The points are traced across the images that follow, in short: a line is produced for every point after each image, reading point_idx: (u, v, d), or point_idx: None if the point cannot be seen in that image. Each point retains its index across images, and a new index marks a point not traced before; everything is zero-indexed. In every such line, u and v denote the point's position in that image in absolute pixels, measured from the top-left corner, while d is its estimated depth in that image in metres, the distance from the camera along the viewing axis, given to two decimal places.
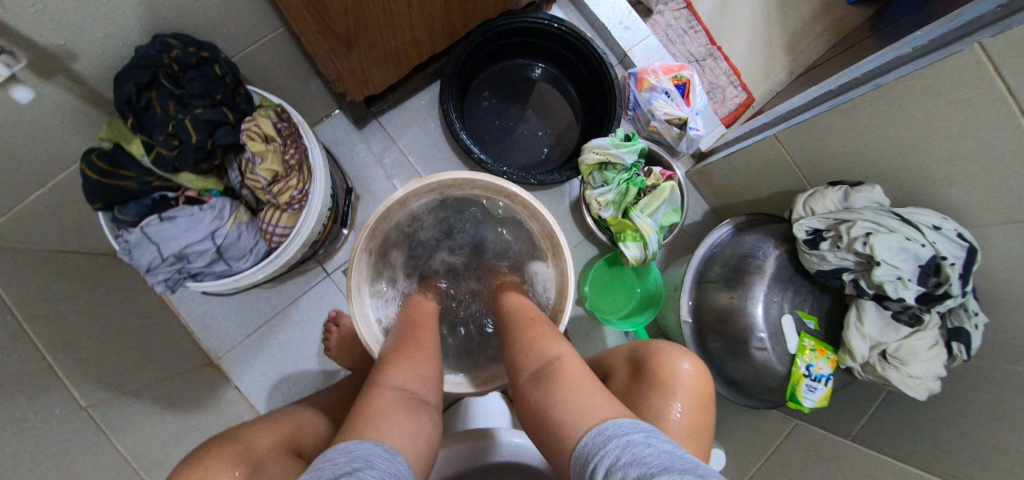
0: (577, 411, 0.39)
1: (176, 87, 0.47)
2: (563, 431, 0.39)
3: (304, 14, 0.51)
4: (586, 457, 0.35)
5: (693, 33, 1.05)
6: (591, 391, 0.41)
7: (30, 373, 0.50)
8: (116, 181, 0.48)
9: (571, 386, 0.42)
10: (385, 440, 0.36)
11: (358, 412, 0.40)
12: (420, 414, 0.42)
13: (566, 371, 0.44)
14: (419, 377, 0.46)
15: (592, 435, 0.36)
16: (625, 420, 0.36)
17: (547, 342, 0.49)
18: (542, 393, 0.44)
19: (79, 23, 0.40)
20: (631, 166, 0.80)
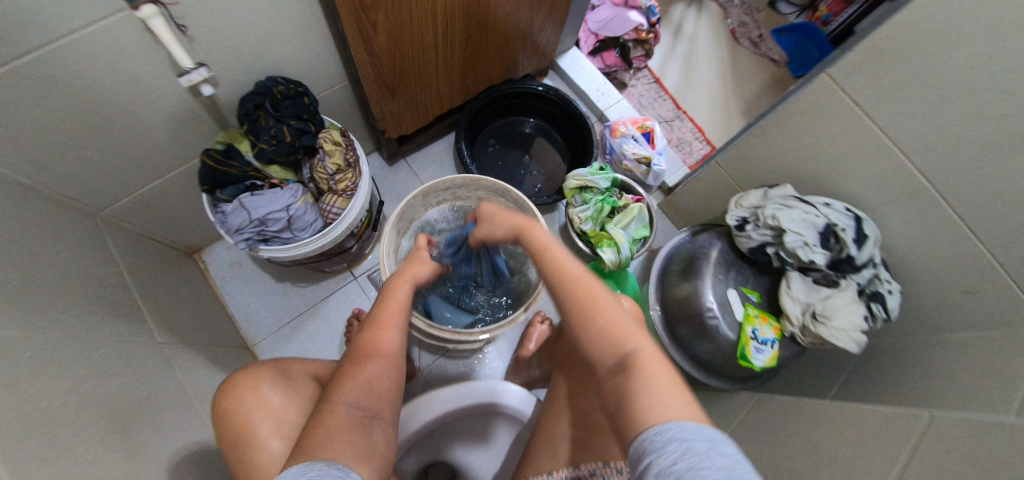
0: (649, 408, 0.35)
1: (277, 107, 0.70)
2: (626, 420, 0.36)
3: (368, 66, 0.76)
4: (640, 452, 0.33)
5: (661, 101, 1.31)
6: (668, 390, 0.37)
7: (123, 306, 0.65)
8: (226, 168, 0.69)
9: (644, 380, 0.38)
10: (337, 460, 0.41)
11: (311, 434, 0.43)
12: (372, 432, 0.47)
13: (641, 362, 0.40)
14: (366, 388, 0.50)
15: (655, 432, 0.33)
16: (690, 423, 0.34)
17: (616, 326, 0.43)
18: (613, 381, 0.40)
19: (228, 64, 0.64)
20: (605, 190, 0.99)
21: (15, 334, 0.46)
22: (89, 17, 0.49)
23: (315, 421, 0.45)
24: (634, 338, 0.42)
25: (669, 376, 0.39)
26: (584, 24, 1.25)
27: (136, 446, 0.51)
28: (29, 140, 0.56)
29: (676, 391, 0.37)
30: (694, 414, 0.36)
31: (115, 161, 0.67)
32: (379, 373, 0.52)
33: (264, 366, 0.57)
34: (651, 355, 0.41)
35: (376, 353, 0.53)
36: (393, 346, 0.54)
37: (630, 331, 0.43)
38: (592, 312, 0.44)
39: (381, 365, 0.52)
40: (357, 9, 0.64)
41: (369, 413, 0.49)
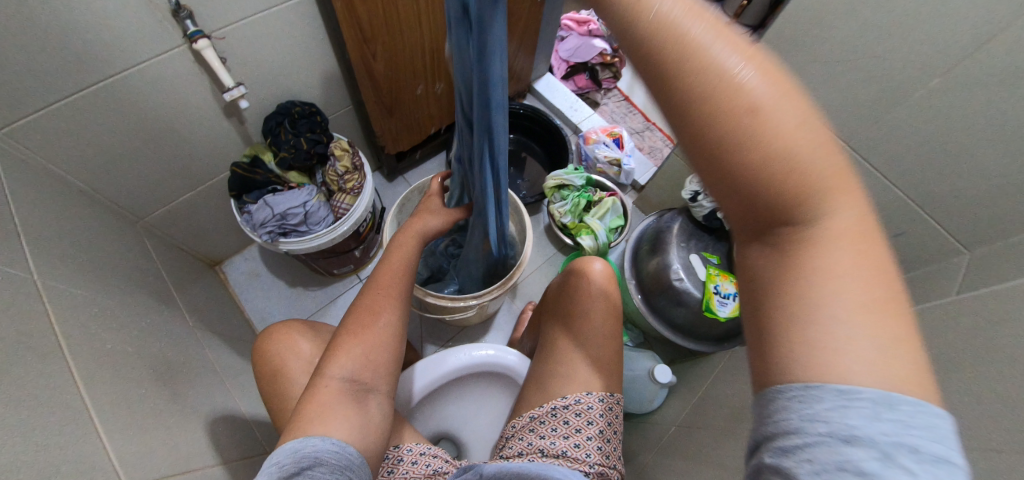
0: (821, 352, 0.23)
1: (294, 125, 0.84)
2: (782, 357, 0.25)
3: (370, 90, 0.91)
4: (769, 405, 0.25)
5: (631, 114, 1.45)
6: (867, 315, 0.23)
7: (160, 293, 0.75)
8: (252, 175, 0.82)
9: (826, 293, 0.24)
10: (332, 434, 0.44)
11: (304, 409, 0.46)
12: (368, 401, 0.49)
13: (824, 246, 0.24)
14: (360, 359, 0.51)
15: (806, 390, 0.23)
16: (872, 394, 0.22)
17: (804, 170, 0.24)
18: (774, 277, 0.26)
19: (254, 90, 0.80)
20: (581, 186, 1.11)
21: (83, 295, 0.56)
22: (148, 50, 0.64)
23: (308, 397, 0.48)
24: (824, 194, 0.24)
25: (867, 277, 0.24)
26: (555, 54, 1.41)
27: (176, 396, 0.60)
28: (94, 154, 0.69)
29: (879, 310, 0.23)
30: (907, 359, 0.22)
31: (158, 175, 0.80)
32: (366, 348, 0.52)
33: (295, 322, 0.64)
34: (846, 234, 0.24)
35: (369, 330, 0.54)
36: (383, 321, 0.55)
37: (819, 181, 0.24)
38: (760, 142, 0.24)
39: (374, 336, 0.53)
40: (361, 42, 0.79)
41: (364, 385, 0.50)
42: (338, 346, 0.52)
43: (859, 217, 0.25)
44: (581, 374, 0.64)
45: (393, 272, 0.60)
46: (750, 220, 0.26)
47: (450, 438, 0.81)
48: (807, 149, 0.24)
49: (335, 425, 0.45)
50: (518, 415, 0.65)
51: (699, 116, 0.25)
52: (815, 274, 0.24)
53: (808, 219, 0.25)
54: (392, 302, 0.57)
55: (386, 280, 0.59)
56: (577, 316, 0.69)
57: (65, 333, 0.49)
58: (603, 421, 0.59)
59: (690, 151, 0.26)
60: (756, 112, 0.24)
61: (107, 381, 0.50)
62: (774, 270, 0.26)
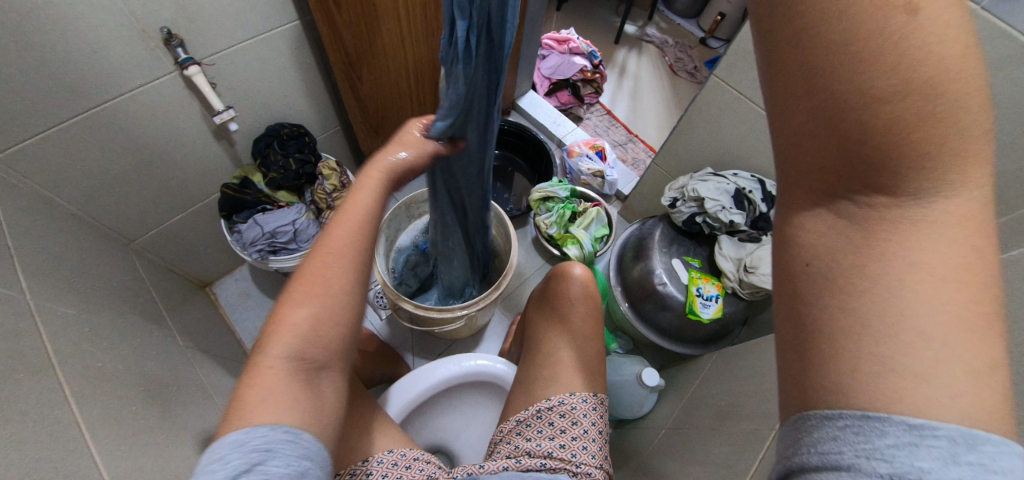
0: (891, 360, 0.22)
1: (282, 146, 0.87)
2: (829, 350, 0.24)
3: (357, 110, 0.95)
4: (815, 430, 0.23)
5: (614, 127, 1.50)
6: (960, 332, 0.21)
7: (151, 314, 0.76)
8: (242, 196, 0.84)
9: (926, 293, 0.22)
10: (285, 421, 0.40)
11: (245, 393, 0.41)
12: (320, 381, 0.44)
13: (920, 233, 0.23)
14: (307, 334, 0.44)
15: (864, 420, 0.21)
16: (952, 431, 0.20)
17: (934, 137, 0.22)
18: (850, 251, 0.25)
19: (244, 113, 0.82)
20: (565, 198, 1.14)
21: (75, 314, 0.57)
22: (141, 77, 0.67)
23: (248, 377, 0.42)
24: (946, 165, 0.23)
25: (968, 289, 0.22)
26: (538, 72, 1.46)
27: (166, 413, 0.60)
28: (86, 178, 0.71)
29: (973, 326, 0.21)
30: (995, 394, 0.21)
31: (149, 198, 0.82)
32: (316, 318, 0.45)
33: None
34: (953, 226, 0.23)
35: (321, 296, 0.45)
36: (335, 285, 0.46)
37: (932, 156, 0.23)
38: (902, 78, 0.22)
39: (318, 307, 0.45)
40: (346, 65, 0.83)
41: (315, 364, 0.44)
42: (280, 314, 0.45)
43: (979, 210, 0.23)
44: (565, 375, 0.65)
45: (347, 222, 0.50)
46: (851, 177, 0.25)
47: (444, 450, 0.81)
48: (940, 107, 0.22)
49: (287, 408, 0.40)
50: (505, 420, 0.65)
51: (827, 26, 0.23)
52: (915, 266, 0.23)
53: (911, 196, 0.23)
54: (347, 261, 0.48)
55: (339, 233, 0.49)
56: (560, 320, 0.72)
57: (57, 350, 0.50)
58: (588, 420, 0.60)
59: (791, 61, 0.26)
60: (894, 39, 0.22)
61: (97, 397, 0.50)
62: (851, 243, 0.25)
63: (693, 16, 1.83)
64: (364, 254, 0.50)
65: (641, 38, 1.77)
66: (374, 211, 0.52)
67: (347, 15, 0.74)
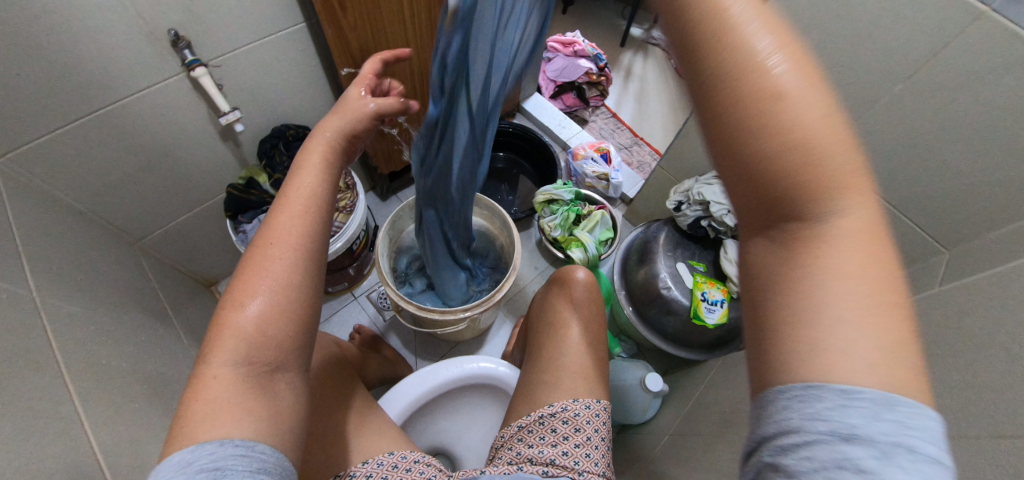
0: (824, 351, 0.24)
1: (288, 147, 0.87)
2: (779, 337, 0.26)
3: None
4: (769, 405, 0.26)
5: (619, 130, 1.49)
6: (872, 320, 0.24)
7: (157, 312, 0.77)
8: (247, 196, 0.85)
9: (844, 296, 0.25)
10: (235, 432, 0.38)
11: (189, 407, 0.39)
12: (275, 383, 0.42)
13: (829, 240, 0.26)
14: (249, 336, 0.41)
15: (806, 390, 0.24)
16: (876, 395, 0.23)
17: (825, 172, 0.26)
18: (779, 265, 0.28)
19: (251, 114, 0.83)
20: (570, 201, 1.13)
21: (82, 311, 0.58)
22: (149, 78, 0.67)
23: (193, 389, 0.40)
24: (842, 192, 0.26)
25: (882, 289, 0.25)
26: (543, 74, 1.46)
27: (169, 411, 0.60)
28: (94, 177, 0.72)
29: (887, 314, 0.25)
30: (909, 368, 0.24)
31: (156, 197, 0.83)
32: (259, 318, 0.42)
33: None
34: (854, 230, 0.26)
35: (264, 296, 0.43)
36: (278, 278, 0.44)
37: (834, 169, 0.26)
38: (794, 134, 0.25)
39: (261, 308, 0.43)
40: (352, 67, 0.83)
41: (265, 366, 0.42)
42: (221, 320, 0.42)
43: (873, 217, 0.26)
44: (566, 381, 0.65)
45: (290, 210, 0.48)
46: (768, 209, 0.28)
47: (445, 452, 0.81)
48: (823, 131, 0.26)
49: (237, 416, 0.39)
50: (507, 425, 0.65)
51: (725, 88, 0.27)
52: (830, 273, 0.26)
53: (816, 210, 0.26)
54: (292, 251, 0.46)
55: (284, 224, 0.47)
56: (560, 325, 0.72)
57: (63, 347, 0.50)
58: (590, 428, 0.59)
59: (710, 116, 0.28)
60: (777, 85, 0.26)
61: (101, 395, 0.51)
62: (780, 261, 0.28)
63: None
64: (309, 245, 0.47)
65: (647, 41, 1.76)
66: (319, 193, 0.50)
67: (352, 18, 0.74)
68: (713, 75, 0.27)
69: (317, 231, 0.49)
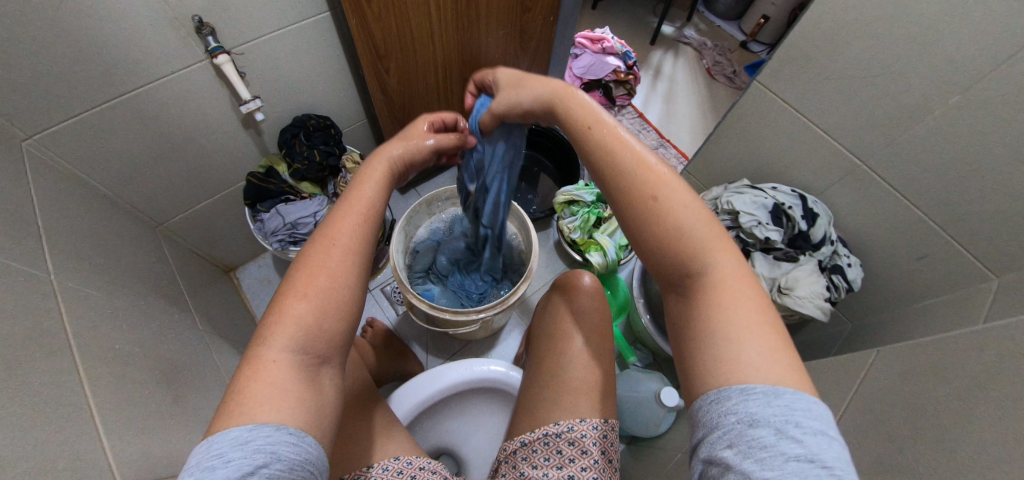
0: (728, 361, 0.40)
1: (308, 137, 0.87)
2: (701, 362, 0.42)
3: (383, 105, 0.94)
4: (700, 411, 0.40)
5: (645, 131, 1.45)
6: (750, 333, 0.41)
7: (174, 297, 0.78)
8: (267, 185, 0.85)
9: (727, 323, 0.42)
10: (291, 420, 0.39)
11: (243, 388, 0.39)
12: (322, 375, 0.43)
13: (713, 289, 0.44)
14: (309, 327, 0.44)
15: (719, 394, 0.39)
16: (765, 389, 0.37)
17: (693, 246, 0.46)
18: (686, 311, 0.45)
19: (274, 103, 0.83)
20: (591, 202, 1.10)
21: (98, 295, 0.58)
22: (173, 64, 0.67)
23: (248, 371, 0.40)
24: (711, 258, 0.45)
25: (753, 318, 0.42)
26: (569, 71, 1.42)
27: (180, 397, 0.61)
28: (117, 161, 0.73)
29: (759, 327, 0.41)
30: (784, 364, 0.39)
31: (178, 182, 0.83)
32: (317, 311, 0.45)
33: None
34: (726, 276, 0.44)
35: (322, 294, 0.45)
36: (337, 278, 0.47)
37: (703, 246, 0.46)
38: (675, 236, 0.46)
39: (322, 297, 0.45)
40: (375, 57, 0.82)
41: (316, 358, 0.43)
42: (280, 306, 0.44)
43: (738, 266, 0.45)
44: (571, 398, 0.62)
45: (353, 214, 0.53)
46: (672, 277, 0.48)
47: (450, 452, 0.79)
48: (693, 228, 0.46)
49: (292, 402, 0.39)
50: (511, 439, 0.63)
51: (631, 215, 0.49)
52: (716, 307, 0.43)
53: (699, 273, 0.45)
54: (350, 253, 0.49)
55: (346, 229, 0.51)
56: (564, 335, 0.69)
57: (76, 329, 0.50)
58: (598, 450, 0.57)
59: (629, 230, 0.50)
60: (661, 208, 0.47)
61: (111, 380, 0.51)
62: (689, 306, 0.45)
63: (736, 17, 1.74)
64: (364, 251, 0.51)
65: (679, 40, 1.70)
66: (376, 205, 0.56)
67: (376, 8, 0.73)
68: (627, 204, 0.49)
69: (370, 240, 0.53)
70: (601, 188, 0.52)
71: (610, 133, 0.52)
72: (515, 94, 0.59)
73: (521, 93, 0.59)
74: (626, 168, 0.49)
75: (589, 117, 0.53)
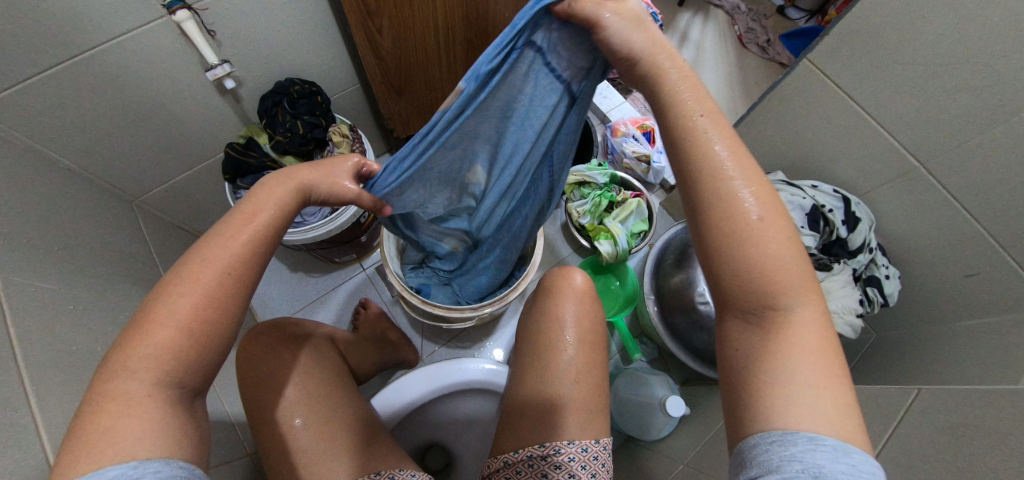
0: (788, 407, 0.33)
1: (293, 104, 0.78)
2: (759, 405, 0.34)
3: (376, 68, 0.84)
4: (751, 449, 0.33)
5: None
6: (822, 384, 0.33)
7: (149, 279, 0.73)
8: (246, 158, 0.78)
9: (804, 371, 0.34)
10: (181, 455, 0.32)
11: (101, 427, 0.30)
12: (196, 406, 0.36)
13: (793, 330, 0.35)
14: (184, 362, 0.34)
15: (783, 436, 0.32)
16: (834, 443, 0.31)
17: (788, 274, 0.36)
18: (751, 348, 0.36)
19: (250, 65, 0.74)
20: (604, 185, 1.01)
21: (54, 289, 0.52)
22: (128, 22, 0.58)
23: (98, 411, 0.31)
24: (794, 292, 0.36)
25: (829, 369, 0.34)
26: None
27: None
28: (76, 132, 0.65)
29: (833, 383, 0.34)
30: (851, 421, 0.33)
31: (150, 154, 0.76)
32: (191, 340, 0.35)
33: (282, 321, 0.67)
34: (809, 322, 0.36)
35: (201, 322, 0.35)
36: (213, 311, 0.36)
37: (793, 282, 0.36)
38: (772, 256, 0.35)
39: (197, 328, 0.35)
40: (364, 16, 0.72)
41: (190, 390, 0.35)
42: (143, 329, 0.34)
43: (820, 315, 0.36)
44: (557, 416, 0.58)
45: (242, 233, 0.39)
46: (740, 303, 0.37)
47: (439, 445, 0.77)
48: (787, 261, 0.36)
49: (173, 439, 0.32)
50: (495, 456, 0.61)
51: (723, 218, 0.36)
52: (794, 352, 0.34)
53: (782, 309, 0.36)
54: (235, 281, 0.38)
55: (230, 246, 0.38)
56: (548, 346, 0.64)
57: (22, 333, 0.44)
58: (587, 473, 0.54)
59: (719, 233, 0.36)
60: (763, 229, 0.36)
61: (67, 392, 0.46)
62: (757, 342, 0.36)
63: None
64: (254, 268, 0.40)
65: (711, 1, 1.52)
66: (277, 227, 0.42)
67: None
68: (717, 201, 0.36)
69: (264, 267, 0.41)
70: (686, 178, 0.38)
71: (718, 129, 0.38)
72: (625, 20, 0.38)
73: (633, 30, 0.38)
74: (727, 175, 0.37)
75: (695, 97, 0.39)
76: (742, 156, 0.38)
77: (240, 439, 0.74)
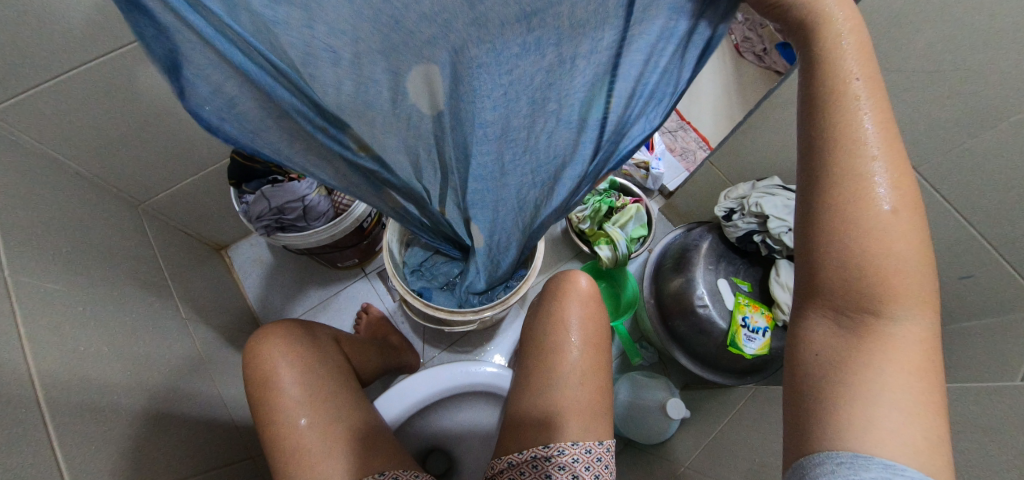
0: (867, 431, 0.32)
1: None
2: (834, 426, 0.33)
3: None
4: (817, 467, 0.33)
5: (665, 111, 1.34)
6: (913, 410, 0.32)
7: (156, 282, 0.74)
8: (252, 164, 0.81)
9: (892, 393, 0.32)
10: None
11: None
12: None
13: (887, 342, 0.34)
14: None
15: (854, 458, 0.31)
16: (914, 473, 0.30)
17: (904, 279, 0.33)
18: (830, 353, 0.36)
19: None
20: (602, 192, 1.04)
21: (62, 290, 0.52)
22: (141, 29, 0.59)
23: None
24: (908, 301, 0.33)
25: (925, 387, 0.33)
26: None
27: (152, 396, 0.58)
28: (86, 137, 0.67)
29: (923, 405, 0.32)
30: (940, 455, 0.31)
31: (157, 160, 0.77)
32: None
33: (286, 322, 0.67)
34: (913, 340, 0.34)
35: None
36: None
37: (909, 291, 0.33)
38: (897, 250, 0.33)
39: None
40: None
41: None
42: None
43: (925, 332, 0.34)
44: (563, 419, 0.59)
45: None
46: (835, 297, 0.35)
47: (442, 449, 0.77)
48: (910, 267, 0.33)
49: None
50: (498, 457, 0.62)
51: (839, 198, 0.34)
52: (886, 367, 0.33)
53: (886, 317, 0.34)
54: None
55: None
56: (555, 349, 0.64)
57: (33, 332, 0.45)
58: (590, 475, 0.55)
59: (838, 215, 0.34)
60: (888, 221, 0.33)
61: (71, 388, 0.46)
62: (842, 348, 0.35)
63: None
64: None
65: None
66: None
67: None
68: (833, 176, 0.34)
69: None
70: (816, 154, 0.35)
71: (874, 109, 0.34)
72: None
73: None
74: (867, 146, 0.34)
75: (859, 55, 0.34)
76: (890, 146, 0.34)
77: (245, 442, 0.74)
